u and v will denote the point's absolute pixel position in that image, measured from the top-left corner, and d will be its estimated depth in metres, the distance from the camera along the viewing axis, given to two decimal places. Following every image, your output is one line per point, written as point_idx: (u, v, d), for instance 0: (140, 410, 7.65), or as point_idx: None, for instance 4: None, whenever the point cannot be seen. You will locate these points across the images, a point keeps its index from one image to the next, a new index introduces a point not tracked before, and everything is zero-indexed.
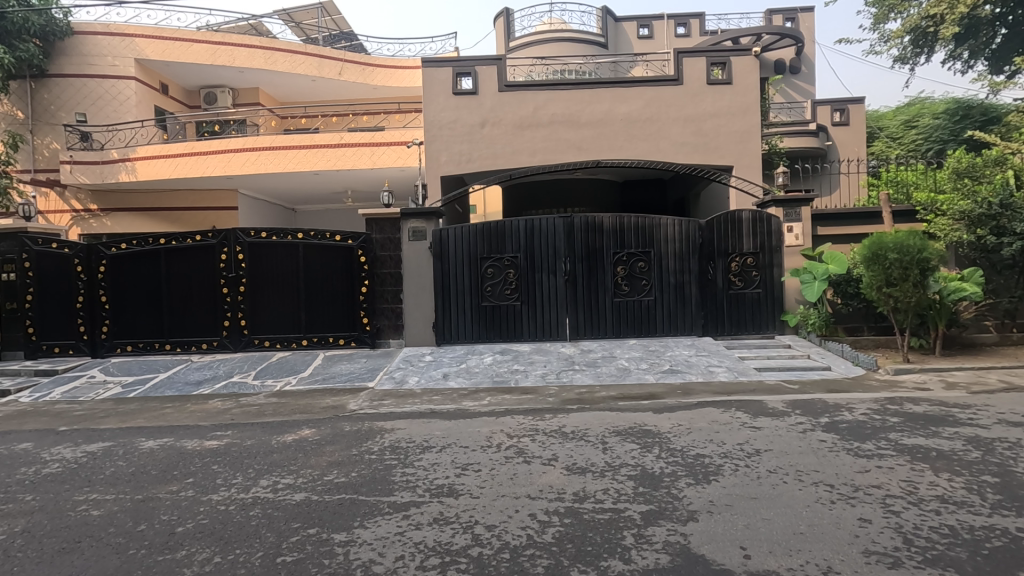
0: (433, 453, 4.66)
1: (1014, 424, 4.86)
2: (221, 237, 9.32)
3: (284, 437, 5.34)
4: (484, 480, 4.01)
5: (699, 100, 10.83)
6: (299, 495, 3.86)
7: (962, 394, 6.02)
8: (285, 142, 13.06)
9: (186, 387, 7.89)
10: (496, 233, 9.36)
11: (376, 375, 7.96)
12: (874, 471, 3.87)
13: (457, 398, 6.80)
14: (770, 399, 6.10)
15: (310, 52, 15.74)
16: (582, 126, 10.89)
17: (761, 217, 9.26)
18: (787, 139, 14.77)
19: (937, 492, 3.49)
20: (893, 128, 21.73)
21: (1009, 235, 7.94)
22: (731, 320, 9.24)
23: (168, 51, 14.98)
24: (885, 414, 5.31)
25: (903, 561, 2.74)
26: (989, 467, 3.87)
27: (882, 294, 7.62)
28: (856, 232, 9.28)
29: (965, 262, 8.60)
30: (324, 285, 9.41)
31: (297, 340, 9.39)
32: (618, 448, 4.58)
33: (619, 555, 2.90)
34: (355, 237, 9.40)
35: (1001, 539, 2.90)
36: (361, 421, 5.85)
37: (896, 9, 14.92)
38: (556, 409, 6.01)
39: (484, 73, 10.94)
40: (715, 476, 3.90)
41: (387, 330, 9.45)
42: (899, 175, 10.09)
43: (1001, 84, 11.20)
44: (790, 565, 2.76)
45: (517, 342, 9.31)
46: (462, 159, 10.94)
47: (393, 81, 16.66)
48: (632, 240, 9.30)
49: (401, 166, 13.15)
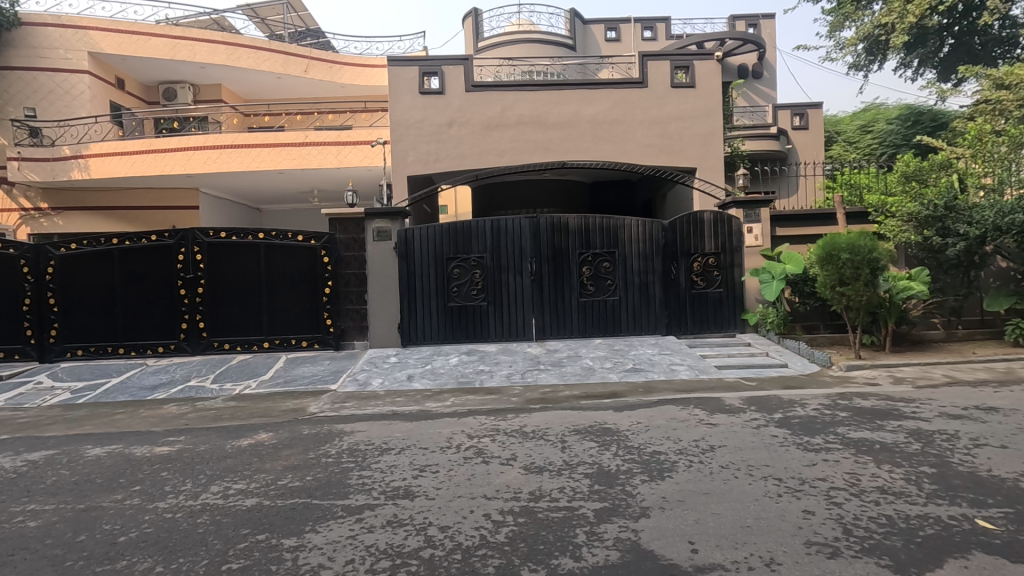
0: (392, 455, 4.62)
1: (954, 416, 5.08)
2: (179, 237, 9.06)
3: (241, 441, 5.24)
4: (441, 481, 3.99)
5: (664, 103, 11.00)
6: (252, 500, 3.78)
7: (908, 389, 6.27)
8: (248, 140, 12.76)
9: (140, 392, 7.63)
10: (463, 233, 9.34)
11: (339, 377, 7.84)
12: (821, 464, 4.00)
13: (420, 400, 6.75)
14: (728, 396, 6.24)
15: (274, 48, 15.40)
16: (549, 127, 10.94)
17: (722, 218, 9.47)
18: (749, 142, 15.12)
19: (878, 483, 3.62)
20: (850, 132, 22.40)
21: (953, 236, 8.26)
22: (694, 319, 9.42)
23: (124, 44, 14.44)
24: (835, 409, 5.49)
25: (842, 551, 2.83)
26: (928, 459, 4.02)
27: (835, 293, 7.87)
28: (812, 233, 9.57)
29: (914, 262, 8.98)
30: (287, 285, 9.24)
31: (259, 342, 9.20)
32: (577, 447, 4.61)
33: (569, 553, 2.93)
34: (318, 237, 9.25)
35: (934, 526, 3.03)
36: (320, 424, 5.76)
37: (851, 17, 15.38)
38: (519, 409, 6.03)
39: (451, 72, 10.90)
40: (669, 472, 3.96)
41: (352, 331, 9.35)
42: (852, 177, 10.46)
43: (948, 91, 11.67)
44: (734, 557, 2.82)
45: (485, 342, 9.32)
46: (429, 159, 10.88)
47: (361, 79, 16.45)
48: (597, 241, 9.40)
49: (367, 166, 13.03)
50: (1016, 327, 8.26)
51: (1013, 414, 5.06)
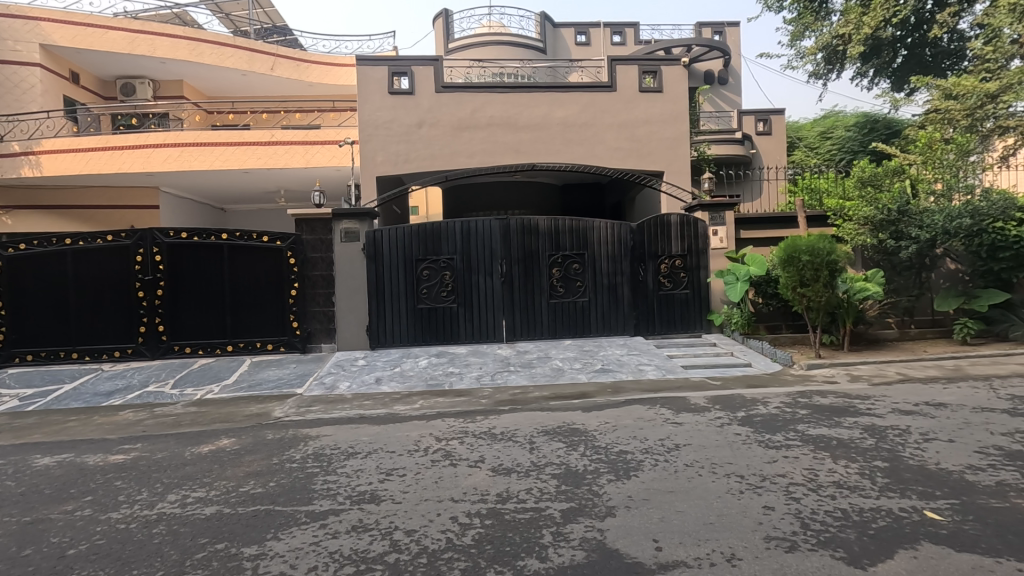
0: (358, 459, 4.56)
1: (906, 412, 5.29)
2: (137, 237, 8.76)
3: (201, 447, 5.09)
4: (408, 485, 3.95)
5: (632, 107, 11.16)
6: (211, 508, 3.67)
7: (865, 386, 6.50)
8: (211, 138, 12.42)
9: (94, 398, 7.33)
10: (432, 234, 9.28)
11: (305, 381, 7.68)
12: (781, 460, 4.11)
13: (388, 403, 6.68)
14: (694, 395, 6.37)
15: (239, 44, 15.04)
16: (520, 129, 10.97)
17: (689, 221, 9.64)
18: (715, 147, 15.47)
19: (835, 478, 3.74)
20: (811, 138, 23.13)
21: (906, 239, 8.60)
22: (662, 320, 9.57)
23: (78, 37, 13.90)
24: (796, 406, 5.66)
25: (799, 545, 2.91)
26: (881, 453, 4.18)
27: (796, 294, 8.10)
28: (775, 236, 9.84)
29: (870, 264, 9.32)
30: (251, 287, 9.03)
31: (222, 346, 8.96)
32: (545, 447, 4.64)
33: (535, 554, 2.93)
34: (284, 238, 9.07)
35: (885, 519, 3.14)
36: (285, 429, 5.64)
37: (811, 27, 15.76)
38: (488, 411, 6.02)
39: (421, 73, 10.83)
40: (635, 472, 4.01)
41: (320, 333, 9.20)
42: (812, 182, 10.80)
43: (901, 101, 12.13)
44: (697, 554, 2.86)
45: (454, 343, 9.27)
46: (399, 159, 10.78)
47: (329, 78, 16.24)
48: (567, 243, 9.46)
49: (335, 167, 12.85)
50: (964, 327, 8.64)
51: (960, 410, 5.29)
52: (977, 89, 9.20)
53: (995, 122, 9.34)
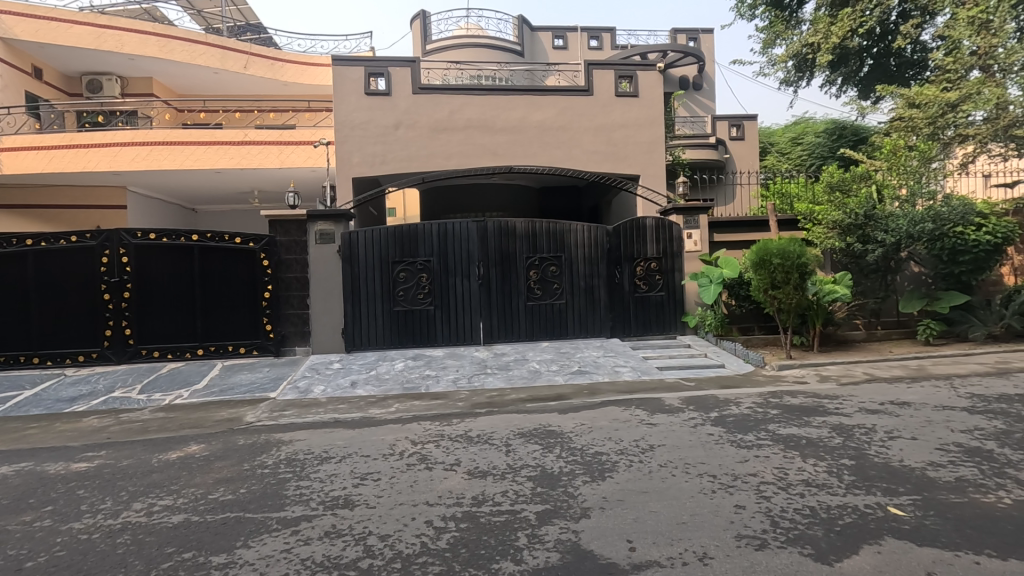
0: (332, 464, 4.50)
1: (872, 411, 5.44)
2: (103, 238, 8.51)
3: (168, 454, 4.96)
4: (382, 489, 3.92)
5: (609, 111, 11.26)
6: (179, 516, 3.58)
7: (833, 386, 6.66)
8: (182, 137, 12.14)
9: (57, 404, 7.08)
10: (409, 236, 9.22)
11: (278, 385, 7.55)
12: (752, 460, 4.19)
13: (363, 406, 6.61)
14: (668, 396, 6.45)
15: (211, 42, 14.74)
16: (497, 131, 10.98)
17: (664, 224, 9.76)
18: (689, 151, 15.70)
19: (803, 476, 3.82)
20: (783, 144, 23.67)
21: (873, 243, 8.86)
22: (638, 321, 9.66)
23: (41, 31, 13.47)
24: (767, 406, 5.77)
25: (769, 542, 2.96)
26: (849, 451, 4.29)
27: (768, 296, 8.28)
28: (747, 239, 10.03)
29: (839, 267, 9.57)
30: (223, 290, 8.85)
31: (192, 349, 8.75)
32: (521, 450, 4.64)
33: (510, 557, 2.92)
34: (257, 239, 8.92)
35: (852, 515, 3.22)
36: (257, 434, 5.54)
37: (782, 36, 16.05)
38: (465, 414, 6.00)
39: (398, 74, 10.77)
40: (610, 473, 4.04)
41: (294, 336, 9.09)
42: (783, 186, 11.04)
43: (868, 108, 12.47)
44: (670, 554, 2.89)
45: (431, 346, 9.22)
46: (375, 160, 10.69)
47: (305, 78, 16.04)
48: (544, 245, 9.50)
49: (310, 167, 12.68)
50: (927, 327, 8.92)
51: (923, 408, 5.46)
52: (939, 98, 9.50)
53: (956, 130, 9.67)
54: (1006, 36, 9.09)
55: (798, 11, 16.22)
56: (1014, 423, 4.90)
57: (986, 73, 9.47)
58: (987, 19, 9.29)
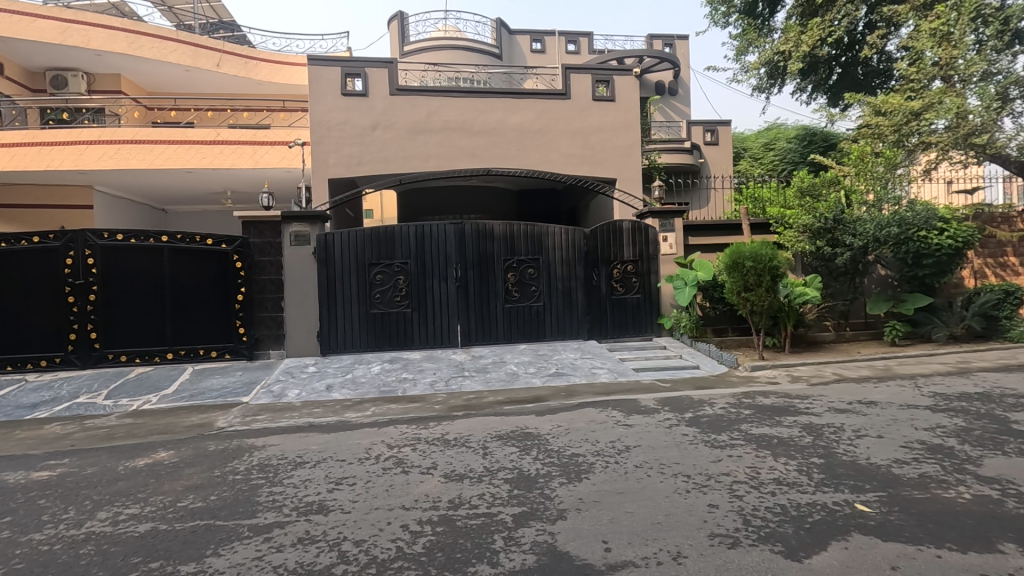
0: (306, 469, 4.43)
1: (841, 411, 5.58)
2: (68, 239, 8.24)
3: (135, 461, 4.82)
4: (358, 494, 3.87)
5: (586, 114, 11.35)
6: (146, 525, 3.48)
7: (804, 387, 6.81)
8: (151, 136, 11.85)
9: (17, 411, 6.82)
10: (386, 238, 9.15)
11: (251, 390, 7.40)
12: (725, 459, 4.26)
13: (339, 410, 6.52)
14: (644, 397, 6.51)
15: (182, 39, 14.44)
16: (475, 134, 10.98)
17: (640, 227, 9.88)
18: (665, 156, 15.92)
19: (775, 475, 3.90)
20: (755, 149, 24.15)
21: (842, 246, 9.10)
22: (615, 323, 9.75)
23: (3, 25, 13.03)
24: (740, 406, 5.87)
25: (741, 541, 3.01)
26: (818, 450, 4.39)
27: (741, 298, 8.43)
28: (721, 243, 10.21)
29: (809, 270, 9.80)
30: (194, 292, 8.66)
31: (162, 353, 8.53)
32: (498, 452, 4.64)
33: (486, 560, 2.92)
34: (230, 241, 8.75)
35: (820, 513, 3.30)
36: (228, 439, 5.42)
37: (754, 43, 16.27)
38: (442, 417, 5.97)
39: (375, 75, 10.69)
40: (587, 474, 4.07)
41: (268, 339, 8.93)
42: (756, 191, 11.27)
43: (837, 115, 12.81)
44: (645, 554, 2.92)
45: (409, 349, 9.16)
46: (352, 161, 10.59)
47: (280, 77, 15.81)
48: (522, 247, 9.52)
49: (285, 168, 12.50)
50: (893, 328, 9.17)
51: (889, 407, 5.63)
52: (903, 107, 9.86)
53: (919, 138, 9.99)
54: (965, 48, 9.46)
55: (769, 20, 16.61)
56: (973, 420, 5.09)
57: (946, 83, 9.84)
58: (948, 31, 9.68)
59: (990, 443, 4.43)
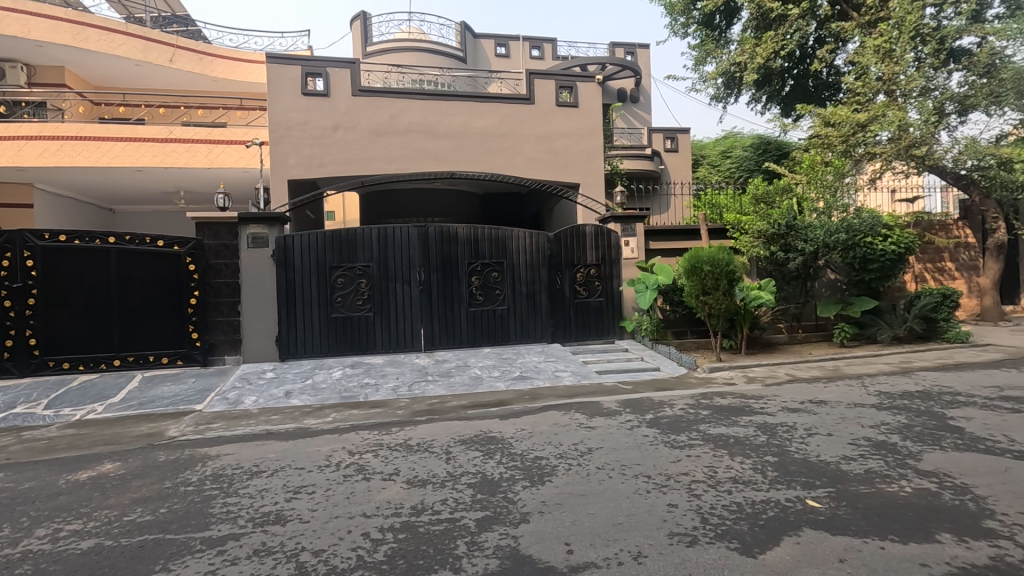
0: (263, 478, 4.30)
1: (793, 410, 5.80)
2: (4, 239, 7.77)
3: (78, 474, 4.59)
4: (317, 502, 3.78)
5: (550, 120, 11.46)
6: (89, 541, 3.31)
7: (759, 387, 7.04)
8: (98, 132, 11.33)
9: None
10: (347, 241, 8.99)
11: (205, 397, 7.14)
12: (684, 459, 4.36)
13: (298, 417, 6.35)
14: (607, 399, 6.61)
15: (131, 32, 13.88)
16: (439, 137, 10.93)
17: (603, 232, 10.02)
18: (627, 162, 16.22)
19: (731, 474, 4.01)
20: (713, 156, 24.89)
21: (794, 252, 9.43)
22: (578, 326, 9.85)
23: None
24: (699, 407, 6.03)
25: (698, 539, 3.09)
26: (772, 449, 4.54)
27: (699, 301, 8.65)
28: (680, 247, 10.46)
29: (764, 274, 10.14)
30: (144, 296, 8.30)
31: (108, 360, 8.14)
32: (462, 457, 4.62)
33: (448, 565, 2.90)
34: (182, 242, 8.45)
35: (774, 509, 3.41)
36: (180, 449, 5.21)
37: (712, 54, 16.79)
38: (405, 422, 5.90)
39: (337, 75, 10.51)
40: (549, 477, 4.09)
41: (223, 345, 8.64)
42: (714, 198, 11.59)
43: (789, 125, 13.30)
44: (607, 554, 2.96)
45: (371, 354, 9.02)
46: (312, 162, 10.38)
47: (237, 75, 15.39)
48: (486, 251, 9.52)
49: (243, 168, 12.16)
50: (842, 330, 9.58)
51: (838, 406, 5.88)
52: (850, 118, 10.31)
53: (865, 148, 10.47)
54: (905, 64, 9.97)
55: (726, 32, 17.13)
56: (914, 417, 5.36)
57: (890, 97, 10.34)
58: (890, 48, 10.20)
59: (929, 439, 4.68)
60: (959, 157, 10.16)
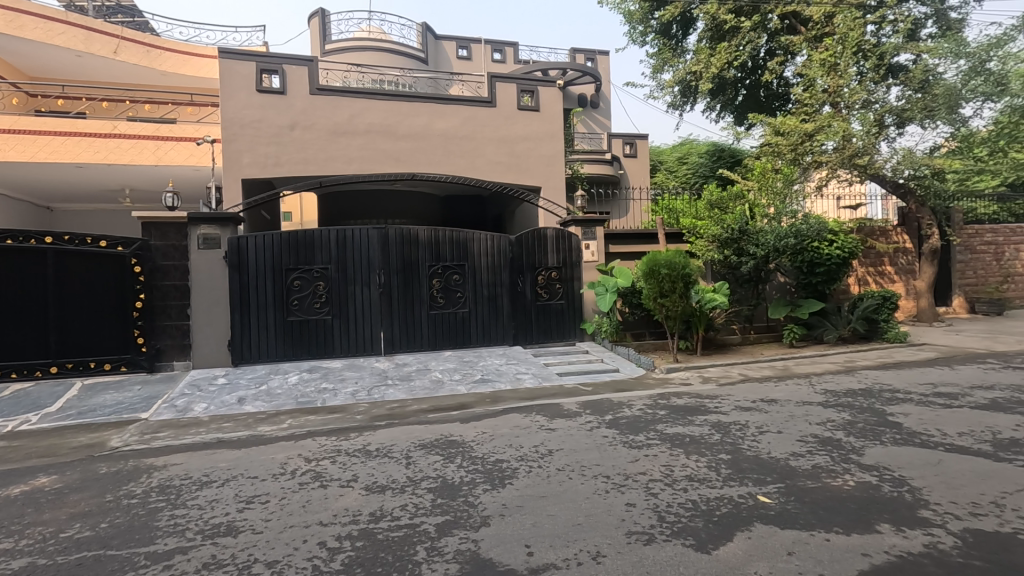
0: (213, 488, 4.14)
1: (746, 409, 6.00)
2: None
3: (10, 488, 4.30)
4: (271, 512, 3.67)
5: (512, 123, 11.51)
6: (21, 561, 3.11)
7: (714, 387, 7.25)
8: (34, 126, 10.70)
9: None
10: (304, 242, 8.78)
11: (152, 405, 6.83)
12: (642, 459, 4.44)
13: (251, 424, 6.15)
14: (567, 401, 6.67)
15: (72, 21, 13.20)
16: (400, 138, 10.81)
17: (564, 235, 10.11)
18: (587, 166, 16.44)
19: (687, 472, 4.11)
20: (670, 162, 25.51)
21: (746, 255, 9.77)
22: (539, 329, 9.91)
23: None
24: (656, 408, 6.15)
25: (656, 536, 3.15)
26: (725, 447, 4.69)
27: (656, 304, 8.82)
28: (639, 251, 10.67)
29: (718, 277, 10.45)
30: (85, 299, 7.87)
31: (45, 368, 7.68)
32: (422, 461, 4.57)
33: (407, 572, 2.86)
34: (127, 243, 8.04)
35: (727, 506, 3.52)
36: (123, 460, 4.96)
37: (669, 62, 17.21)
38: (364, 427, 5.79)
39: (294, 72, 10.27)
40: (510, 479, 4.10)
41: (171, 350, 8.28)
42: (671, 203, 11.87)
43: (742, 133, 13.77)
44: (567, 555, 2.98)
45: (329, 358, 8.82)
46: (267, 161, 10.09)
47: (187, 69, 14.83)
48: (447, 253, 9.47)
49: (194, 166, 11.71)
50: (791, 331, 9.96)
51: (787, 404, 6.12)
52: (798, 128, 10.74)
53: (812, 157, 10.95)
54: (849, 78, 10.45)
55: (682, 42, 17.61)
56: (857, 414, 5.63)
57: (834, 108, 10.81)
58: (835, 62, 10.65)
59: (870, 434, 4.93)
60: (897, 167, 10.73)
